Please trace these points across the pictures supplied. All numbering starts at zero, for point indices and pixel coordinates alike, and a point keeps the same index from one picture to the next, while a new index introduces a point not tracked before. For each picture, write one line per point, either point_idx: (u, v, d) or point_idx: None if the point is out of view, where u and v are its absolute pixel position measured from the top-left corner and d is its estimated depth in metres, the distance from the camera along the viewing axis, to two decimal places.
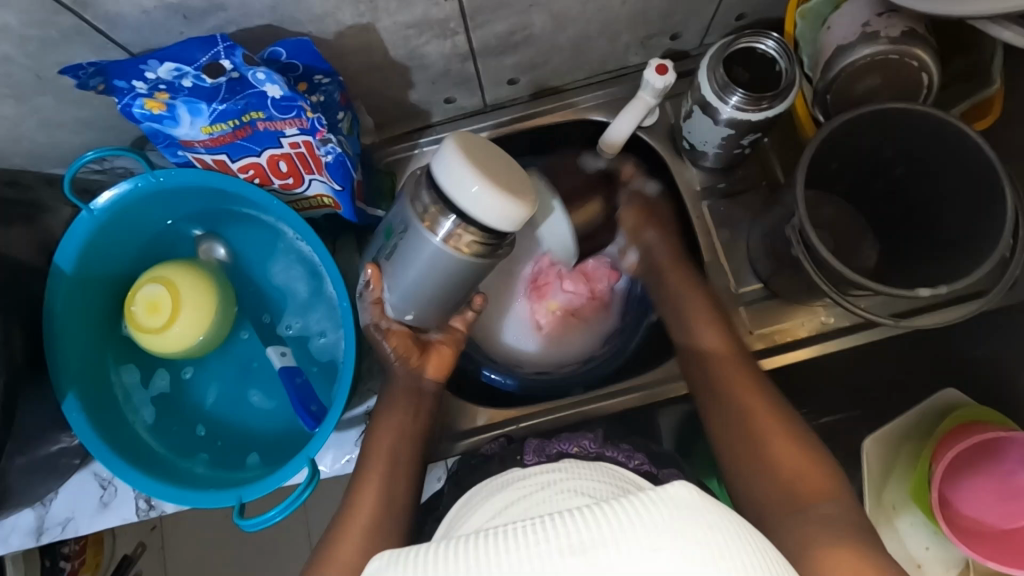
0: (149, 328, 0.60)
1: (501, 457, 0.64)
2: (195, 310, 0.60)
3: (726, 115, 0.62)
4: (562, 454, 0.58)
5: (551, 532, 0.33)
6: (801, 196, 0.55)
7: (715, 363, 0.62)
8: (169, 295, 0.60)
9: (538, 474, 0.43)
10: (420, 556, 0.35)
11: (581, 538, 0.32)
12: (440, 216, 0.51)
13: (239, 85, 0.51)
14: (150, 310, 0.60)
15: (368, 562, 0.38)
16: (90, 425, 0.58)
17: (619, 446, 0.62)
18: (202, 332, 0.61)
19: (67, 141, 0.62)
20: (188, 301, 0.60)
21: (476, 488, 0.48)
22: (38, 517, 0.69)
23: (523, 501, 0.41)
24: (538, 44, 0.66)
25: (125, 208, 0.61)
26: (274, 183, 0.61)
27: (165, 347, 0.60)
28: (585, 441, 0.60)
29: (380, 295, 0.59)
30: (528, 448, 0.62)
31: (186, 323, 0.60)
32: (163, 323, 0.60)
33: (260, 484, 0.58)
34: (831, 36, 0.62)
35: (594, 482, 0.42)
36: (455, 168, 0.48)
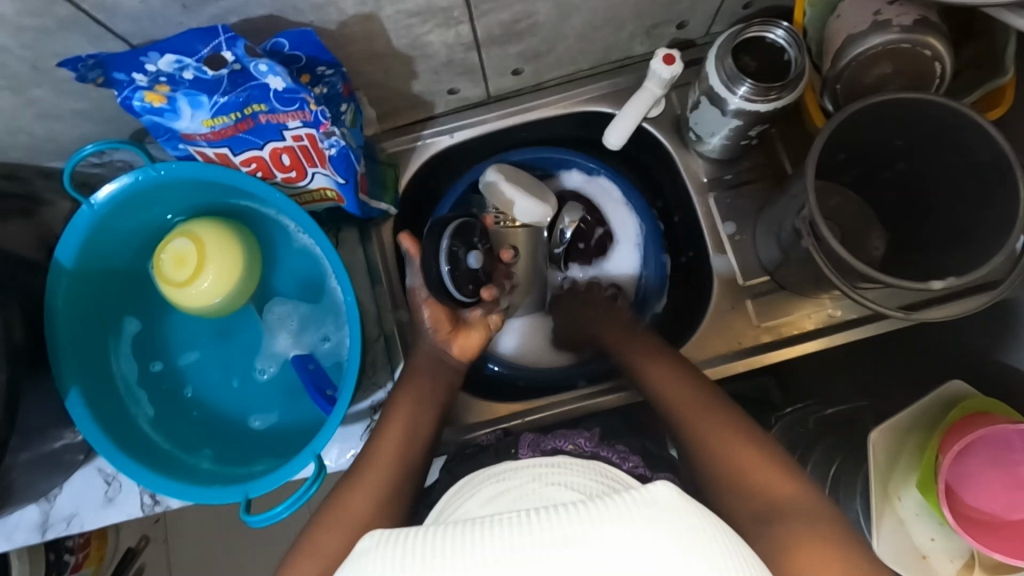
0: (174, 282, 0.59)
1: (496, 449, 0.65)
2: (220, 272, 0.60)
3: (734, 105, 0.61)
4: (556, 451, 0.60)
5: (536, 528, 0.33)
6: (814, 187, 0.53)
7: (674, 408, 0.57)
8: (196, 251, 0.59)
9: (531, 466, 0.44)
10: (409, 539, 0.36)
11: (564, 533, 0.33)
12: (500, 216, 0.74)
13: (240, 77, 0.50)
14: (176, 263, 0.60)
15: (361, 540, 0.38)
16: (92, 420, 0.58)
17: (614, 446, 0.62)
18: (228, 291, 0.61)
19: (65, 134, 0.61)
20: (214, 262, 0.60)
21: (463, 478, 0.48)
22: (43, 513, 0.69)
23: (509, 491, 0.42)
24: (542, 33, 0.65)
25: (125, 200, 0.60)
26: (277, 176, 0.60)
27: (192, 304, 0.60)
28: (580, 440, 0.61)
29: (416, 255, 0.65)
30: (522, 443, 0.63)
31: (211, 284, 0.60)
32: (188, 277, 0.59)
33: (265, 480, 0.57)
34: (841, 24, 0.61)
35: (584, 480, 0.44)
36: (632, 117, 0.69)
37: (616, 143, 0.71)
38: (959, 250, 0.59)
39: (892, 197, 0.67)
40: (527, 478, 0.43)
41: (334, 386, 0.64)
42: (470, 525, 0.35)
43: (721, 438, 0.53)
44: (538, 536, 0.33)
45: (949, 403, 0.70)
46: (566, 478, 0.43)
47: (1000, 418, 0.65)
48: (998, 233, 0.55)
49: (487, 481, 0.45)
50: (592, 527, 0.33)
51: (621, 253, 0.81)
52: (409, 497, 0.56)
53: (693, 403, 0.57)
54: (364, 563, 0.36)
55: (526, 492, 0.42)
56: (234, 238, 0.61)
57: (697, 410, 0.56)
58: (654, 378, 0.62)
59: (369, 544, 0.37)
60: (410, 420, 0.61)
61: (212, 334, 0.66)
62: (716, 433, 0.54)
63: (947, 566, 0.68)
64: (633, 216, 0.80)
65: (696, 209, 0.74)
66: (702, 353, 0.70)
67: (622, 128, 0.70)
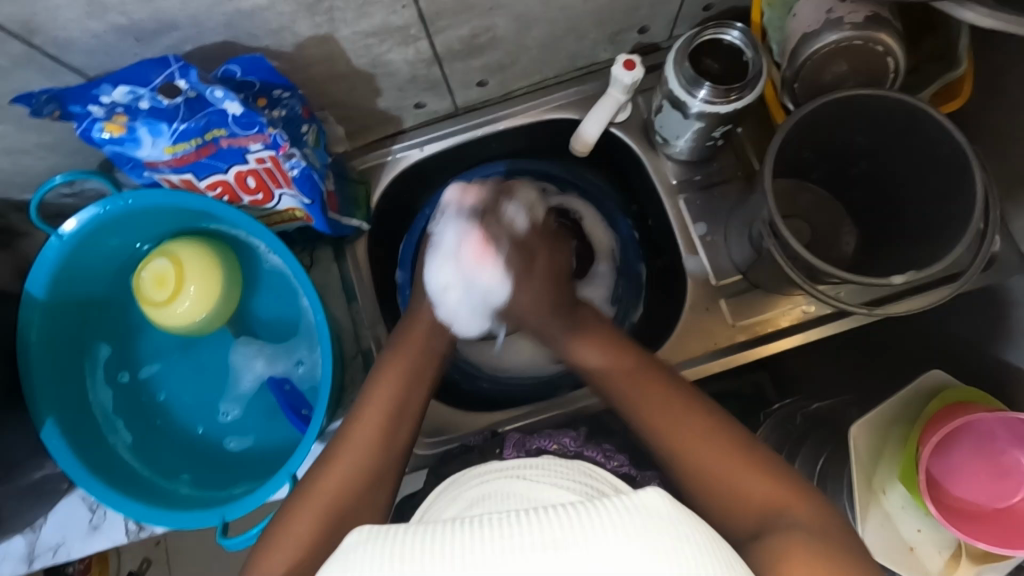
0: (154, 302, 0.60)
1: (482, 449, 0.66)
2: (199, 291, 0.61)
3: (696, 109, 0.62)
4: (541, 450, 0.62)
5: (530, 526, 0.34)
6: (769, 189, 0.55)
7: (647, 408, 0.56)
8: (175, 270, 0.60)
9: (515, 468, 0.46)
10: (400, 533, 0.36)
11: (556, 534, 0.33)
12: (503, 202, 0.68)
13: (198, 103, 0.50)
14: (155, 284, 0.60)
15: (346, 535, 0.38)
16: (69, 450, 0.58)
17: (599, 445, 0.65)
18: (207, 311, 0.61)
19: (33, 166, 0.61)
20: (193, 280, 0.60)
21: (449, 481, 0.50)
22: (29, 543, 0.69)
23: (494, 492, 0.44)
24: (503, 46, 0.65)
25: (94, 231, 0.60)
26: (244, 200, 0.61)
27: (174, 322, 0.61)
28: (565, 439, 0.63)
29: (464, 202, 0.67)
30: (509, 442, 0.64)
31: (191, 304, 0.60)
32: (167, 297, 0.60)
33: (242, 501, 0.57)
34: (796, 24, 0.61)
35: (565, 481, 0.45)
36: (603, 113, 0.69)
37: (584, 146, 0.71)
38: (924, 246, 0.60)
39: (861, 193, 0.67)
40: (509, 478, 0.45)
41: (310, 405, 0.64)
42: (455, 524, 0.35)
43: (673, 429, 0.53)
44: (530, 534, 0.33)
45: (928, 393, 0.70)
46: (549, 481, 0.45)
47: (979, 406, 0.65)
48: (960, 225, 0.55)
49: (474, 483, 0.46)
50: (586, 527, 0.33)
51: (601, 271, 0.80)
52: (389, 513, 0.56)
53: (620, 376, 0.59)
54: (351, 557, 0.36)
55: (511, 492, 0.43)
56: (213, 258, 0.62)
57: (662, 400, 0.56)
58: (593, 364, 0.62)
59: (357, 539, 0.37)
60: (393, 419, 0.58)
61: (188, 358, 0.67)
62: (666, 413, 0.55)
63: (935, 557, 0.67)
64: (608, 229, 0.81)
65: (667, 211, 0.74)
66: (679, 354, 0.70)
67: (589, 130, 0.70)
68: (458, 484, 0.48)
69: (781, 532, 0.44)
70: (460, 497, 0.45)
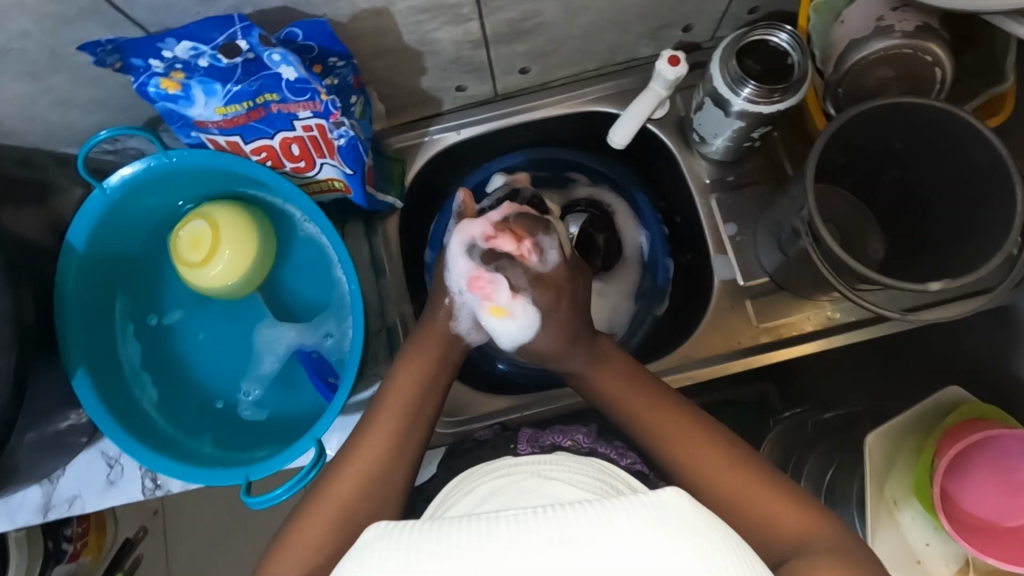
0: (189, 263, 0.61)
1: (496, 442, 0.65)
2: (233, 254, 0.61)
3: (738, 107, 0.62)
4: (555, 446, 0.61)
5: (542, 525, 0.34)
6: (811, 190, 0.55)
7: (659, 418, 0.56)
8: (211, 232, 0.61)
9: (531, 464, 0.46)
10: (415, 531, 0.36)
11: (570, 532, 0.33)
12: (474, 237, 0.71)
13: (254, 66, 0.51)
14: (191, 246, 0.61)
15: (363, 533, 0.39)
16: (98, 400, 0.58)
17: (611, 443, 0.64)
18: (241, 274, 0.62)
19: (79, 121, 0.62)
20: (228, 242, 0.61)
21: (464, 475, 0.50)
22: (45, 494, 0.69)
23: (511, 486, 0.44)
24: (549, 33, 0.66)
25: (137, 186, 0.61)
26: (286, 166, 0.61)
27: (205, 284, 0.61)
28: (578, 436, 0.63)
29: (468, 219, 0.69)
30: (522, 437, 0.64)
31: (224, 267, 0.61)
32: (202, 259, 0.61)
33: (268, 462, 0.57)
34: (845, 29, 0.62)
35: (582, 478, 0.46)
36: (643, 108, 0.70)
37: (620, 137, 0.71)
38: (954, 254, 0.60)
39: (892, 202, 0.67)
40: (527, 473, 0.45)
41: (336, 373, 0.65)
42: (468, 521, 0.36)
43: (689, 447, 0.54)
44: (543, 532, 0.34)
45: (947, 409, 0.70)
46: (566, 477, 0.45)
47: (997, 423, 0.65)
48: (996, 237, 0.55)
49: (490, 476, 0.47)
50: (598, 523, 0.34)
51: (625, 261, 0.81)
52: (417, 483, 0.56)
53: (628, 391, 0.60)
54: (367, 555, 0.37)
55: (527, 486, 0.44)
56: (250, 221, 0.63)
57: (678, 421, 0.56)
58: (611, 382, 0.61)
59: (374, 535, 0.38)
60: (397, 438, 0.56)
61: (218, 320, 0.67)
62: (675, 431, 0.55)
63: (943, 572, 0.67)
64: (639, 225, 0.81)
65: (697, 209, 0.75)
66: (701, 351, 0.71)
67: (627, 125, 0.71)
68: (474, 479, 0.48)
69: (801, 554, 0.44)
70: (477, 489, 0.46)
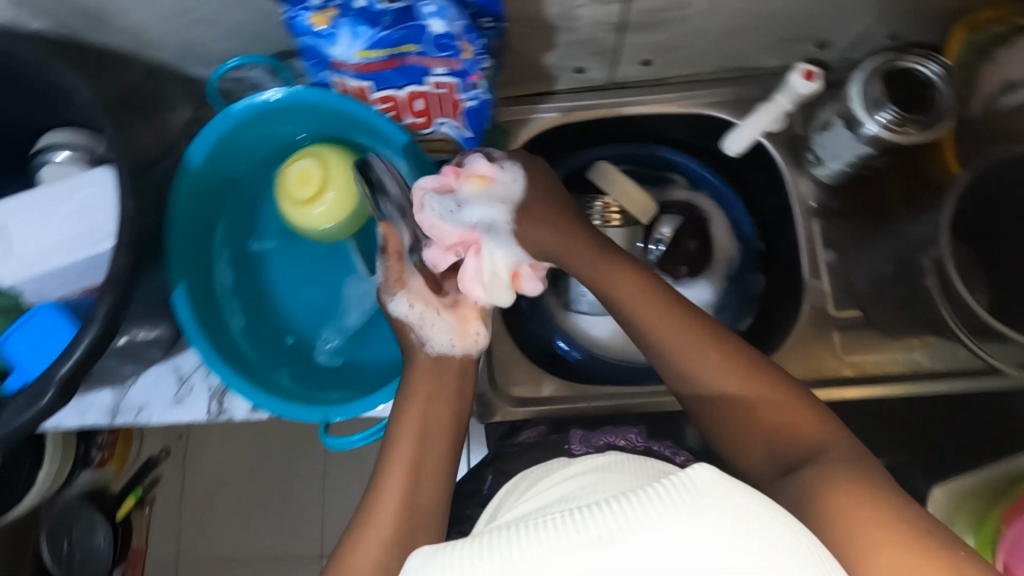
0: (296, 199, 0.61)
1: (544, 445, 0.64)
2: (337, 197, 0.62)
3: (868, 132, 0.60)
4: (609, 445, 0.61)
5: (579, 525, 0.31)
6: (943, 226, 0.53)
7: (738, 411, 0.49)
8: (321, 173, 0.61)
9: (579, 475, 0.44)
10: (454, 551, 0.34)
11: (607, 529, 0.31)
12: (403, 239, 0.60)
13: (405, 15, 0.51)
14: (298, 183, 0.61)
15: (407, 559, 0.36)
16: (193, 317, 0.59)
17: (662, 442, 0.65)
18: (344, 217, 0.63)
19: (214, 43, 0.63)
20: (335, 185, 0.61)
21: (519, 479, 0.50)
22: (116, 399, 0.72)
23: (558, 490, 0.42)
24: (686, 27, 0.65)
25: (261, 114, 0.61)
26: (405, 120, 0.62)
27: (308, 222, 0.62)
28: (631, 436, 0.63)
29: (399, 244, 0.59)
30: (574, 437, 0.63)
31: (326, 210, 0.62)
32: (308, 198, 0.61)
33: (348, 406, 0.58)
34: (999, 70, 0.62)
35: (624, 478, 0.42)
36: (767, 117, 0.68)
37: (732, 144, 0.70)
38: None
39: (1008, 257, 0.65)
40: (574, 482, 0.43)
41: None
42: (506, 531, 0.33)
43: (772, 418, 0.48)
44: (581, 533, 0.31)
45: None
46: (607, 479, 0.42)
47: None
48: None
49: (543, 486, 0.45)
50: (634, 519, 0.31)
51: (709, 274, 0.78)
52: None
53: (719, 368, 0.50)
54: None
55: (571, 494, 0.41)
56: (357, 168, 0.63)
57: (771, 409, 0.48)
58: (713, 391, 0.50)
59: (416, 564, 0.35)
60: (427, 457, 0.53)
61: (311, 260, 0.68)
62: (766, 411, 0.48)
63: None
64: (734, 238, 0.79)
65: (797, 230, 0.73)
66: None
67: (742, 133, 0.69)
68: (522, 492, 0.47)
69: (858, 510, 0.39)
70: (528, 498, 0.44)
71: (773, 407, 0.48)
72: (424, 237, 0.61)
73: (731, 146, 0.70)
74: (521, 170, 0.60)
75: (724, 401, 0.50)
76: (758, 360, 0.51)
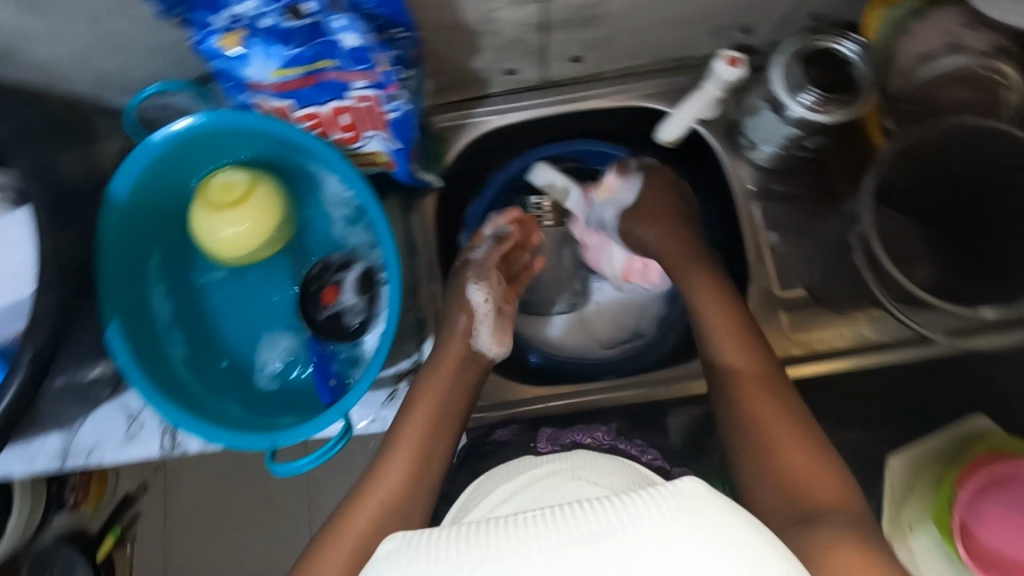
0: (212, 206, 0.59)
1: (516, 443, 0.65)
2: (251, 220, 0.60)
3: (795, 114, 0.61)
4: (575, 444, 0.62)
5: (564, 522, 0.34)
6: (868, 202, 0.54)
7: (741, 381, 0.58)
8: (248, 191, 0.60)
9: (563, 466, 0.46)
10: (432, 542, 0.37)
11: (594, 528, 0.34)
12: (343, 305, 0.65)
13: (315, 31, 0.50)
14: (221, 191, 0.59)
15: (383, 542, 0.41)
16: (129, 352, 0.58)
17: (632, 440, 0.64)
18: (247, 244, 0.61)
19: (129, 71, 0.61)
20: (254, 209, 0.60)
21: (484, 476, 0.52)
22: (65, 442, 0.69)
23: (545, 484, 0.45)
24: (611, 22, 0.65)
25: (186, 140, 0.60)
26: (333, 136, 0.61)
27: (217, 241, 0.60)
28: (598, 433, 0.63)
29: (338, 307, 0.65)
30: (542, 436, 0.64)
31: (235, 228, 0.59)
32: (224, 209, 0.59)
33: (294, 431, 0.57)
34: (909, 44, 0.61)
35: (606, 477, 0.45)
36: (697, 106, 0.69)
37: (667, 137, 0.71)
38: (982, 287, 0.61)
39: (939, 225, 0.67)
40: (562, 476, 0.45)
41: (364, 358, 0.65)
42: (494, 524, 0.36)
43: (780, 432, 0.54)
44: (568, 529, 0.34)
45: (973, 440, 0.68)
46: (591, 476, 0.45)
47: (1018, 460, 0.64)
48: None
49: (515, 478, 0.47)
50: (622, 519, 0.34)
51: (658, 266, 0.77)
52: None
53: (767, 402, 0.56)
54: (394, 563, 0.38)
55: (554, 485, 0.44)
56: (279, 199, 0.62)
57: (773, 417, 0.55)
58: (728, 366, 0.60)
59: (392, 548, 0.39)
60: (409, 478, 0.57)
61: (251, 285, 0.67)
62: (765, 413, 0.55)
63: None
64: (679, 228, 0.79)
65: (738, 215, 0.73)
66: None
67: (675, 124, 0.70)
68: (493, 480, 0.49)
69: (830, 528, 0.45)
70: (503, 493, 0.46)
71: (783, 424, 0.54)
72: (365, 309, 0.65)
73: (665, 138, 0.71)
74: (641, 180, 0.73)
75: (737, 388, 0.58)
76: (764, 356, 0.60)
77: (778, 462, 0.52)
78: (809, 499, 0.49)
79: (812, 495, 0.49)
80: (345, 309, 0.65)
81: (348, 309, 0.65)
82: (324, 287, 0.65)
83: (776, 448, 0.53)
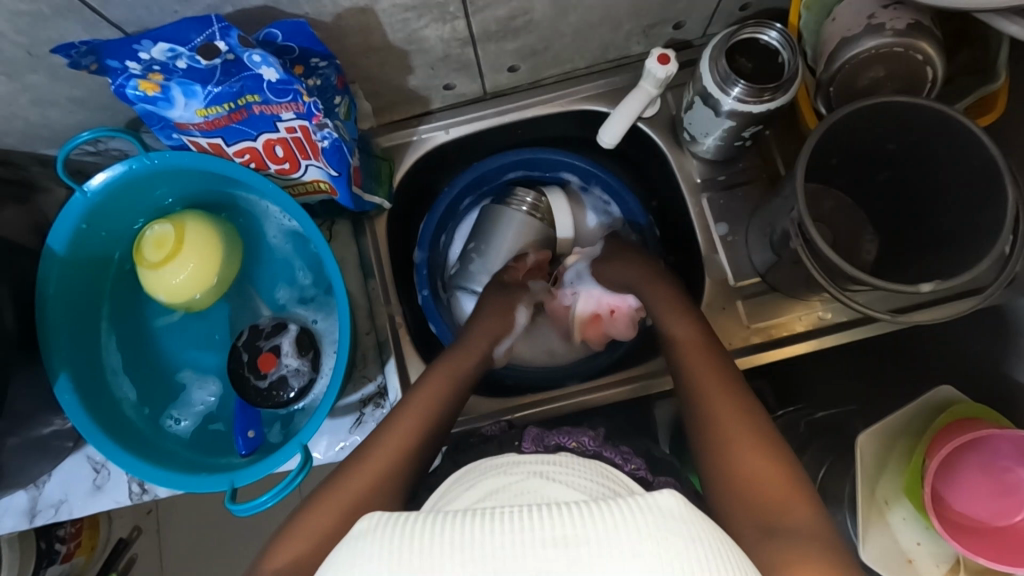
0: (156, 260, 0.59)
1: (500, 440, 0.62)
2: (192, 275, 0.60)
3: (727, 106, 0.61)
4: (561, 447, 0.56)
5: (544, 521, 0.33)
6: (800, 189, 0.54)
7: (683, 351, 0.61)
8: (188, 247, 0.60)
9: (533, 463, 0.44)
10: (412, 525, 0.35)
11: (566, 531, 0.32)
12: (282, 367, 0.63)
13: (234, 67, 0.50)
14: (162, 247, 0.60)
15: (359, 520, 0.37)
16: (80, 405, 0.57)
17: (618, 447, 0.59)
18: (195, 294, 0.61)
19: (60, 121, 0.61)
20: (195, 263, 0.60)
21: (465, 468, 0.48)
22: (31, 499, 0.69)
23: (509, 486, 0.42)
24: (539, 30, 0.65)
25: (121, 187, 0.60)
26: (270, 168, 0.61)
27: (163, 291, 0.60)
28: (585, 438, 0.58)
29: (279, 370, 0.63)
30: (527, 436, 0.60)
31: (179, 281, 0.60)
32: (166, 263, 0.59)
33: (252, 469, 0.57)
34: (834, 27, 0.62)
35: (583, 480, 0.43)
36: (635, 104, 0.68)
37: (608, 137, 0.70)
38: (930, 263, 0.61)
39: (882, 202, 0.67)
40: (530, 473, 0.43)
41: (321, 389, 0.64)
42: (467, 516, 0.34)
43: (738, 424, 0.52)
44: (541, 529, 0.32)
45: (936, 409, 0.68)
46: (565, 477, 0.43)
47: (987, 423, 0.63)
48: (989, 237, 0.54)
49: (488, 473, 0.45)
50: (598, 524, 0.32)
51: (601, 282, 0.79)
52: (408, 488, 0.55)
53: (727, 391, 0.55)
54: (361, 549, 0.35)
55: (526, 488, 0.42)
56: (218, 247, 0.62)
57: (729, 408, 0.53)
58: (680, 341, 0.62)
59: (369, 525, 0.36)
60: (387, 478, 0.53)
61: (201, 325, 0.67)
62: (726, 407, 0.53)
63: (933, 572, 0.65)
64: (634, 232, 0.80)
65: (689, 208, 0.74)
66: None
67: (615, 123, 0.70)
68: (475, 473, 0.46)
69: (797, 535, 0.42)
70: (477, 486, 0.44)
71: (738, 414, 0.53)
72: (304, 371, 0.63)
73: (608, 138, 0.71)
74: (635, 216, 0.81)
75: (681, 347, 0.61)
76: (708, 329, 0.63)
77: (735, 458, 0.49)
78: (774, 509, 0.44)
79: (763, 491, 0.46)
80: (285, 373, 0.63)
81: (288, 370, 0.63)
82: (257, 356, 0.63)
83: (730, 448, 0.50)
